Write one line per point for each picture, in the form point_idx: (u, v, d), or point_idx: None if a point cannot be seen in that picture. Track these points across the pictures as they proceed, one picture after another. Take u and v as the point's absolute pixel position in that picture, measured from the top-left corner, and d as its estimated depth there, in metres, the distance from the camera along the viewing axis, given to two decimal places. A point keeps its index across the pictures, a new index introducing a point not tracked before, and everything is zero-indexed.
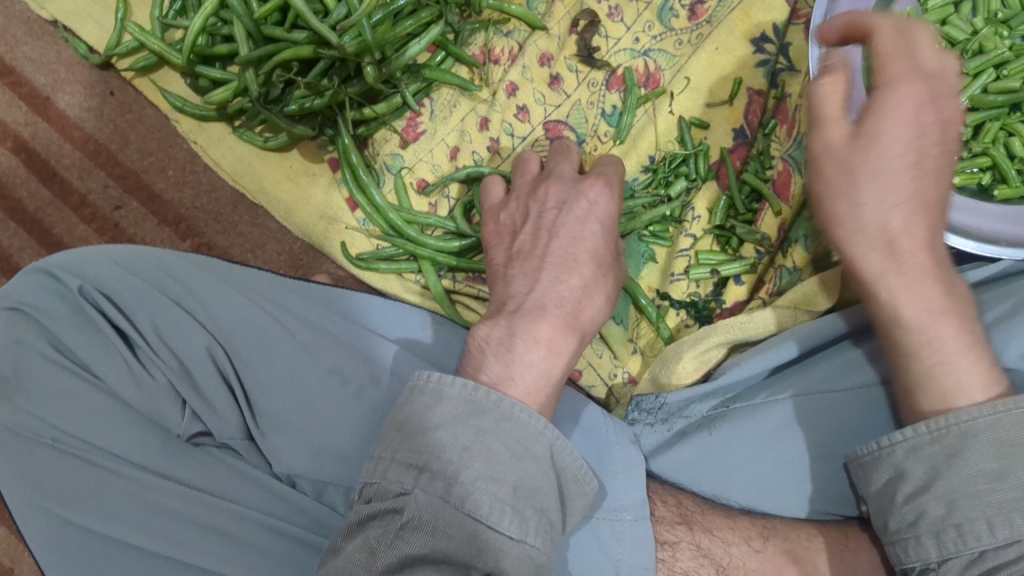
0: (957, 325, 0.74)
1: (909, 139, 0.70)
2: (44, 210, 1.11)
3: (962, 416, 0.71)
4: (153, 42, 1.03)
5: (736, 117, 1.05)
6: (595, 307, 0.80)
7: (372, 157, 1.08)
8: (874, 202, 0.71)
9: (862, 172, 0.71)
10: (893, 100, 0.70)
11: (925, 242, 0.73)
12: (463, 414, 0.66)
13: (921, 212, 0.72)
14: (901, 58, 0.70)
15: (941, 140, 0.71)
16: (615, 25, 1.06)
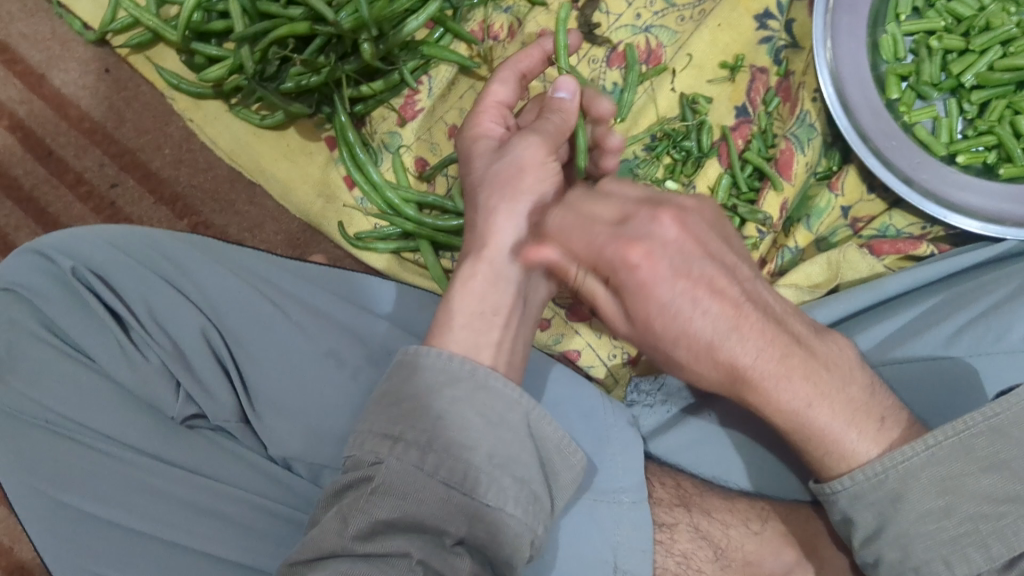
0: (830, 407, 0.68)
1: (685, 282, 0.61)
2: (40, 188, 1.10)
3: (898, 456, 0.68)
4: (147, 17, 1.02)
5: (739, 94, 1.04)
6: (508, 219, 0.70)
7: (370, 136, 1.07)
8: (693, 341, 0.63)
9: (650, 336, 0.65)
10: (626, 275, 0.61)
11: (767, 347, 0.65)
12: (439, 382, 0.66)
13: (730, 322, 0.63)
14: (595, 249, 0.62)
15: (688, 244, 0.62)
16: (616, 1, 1.05)
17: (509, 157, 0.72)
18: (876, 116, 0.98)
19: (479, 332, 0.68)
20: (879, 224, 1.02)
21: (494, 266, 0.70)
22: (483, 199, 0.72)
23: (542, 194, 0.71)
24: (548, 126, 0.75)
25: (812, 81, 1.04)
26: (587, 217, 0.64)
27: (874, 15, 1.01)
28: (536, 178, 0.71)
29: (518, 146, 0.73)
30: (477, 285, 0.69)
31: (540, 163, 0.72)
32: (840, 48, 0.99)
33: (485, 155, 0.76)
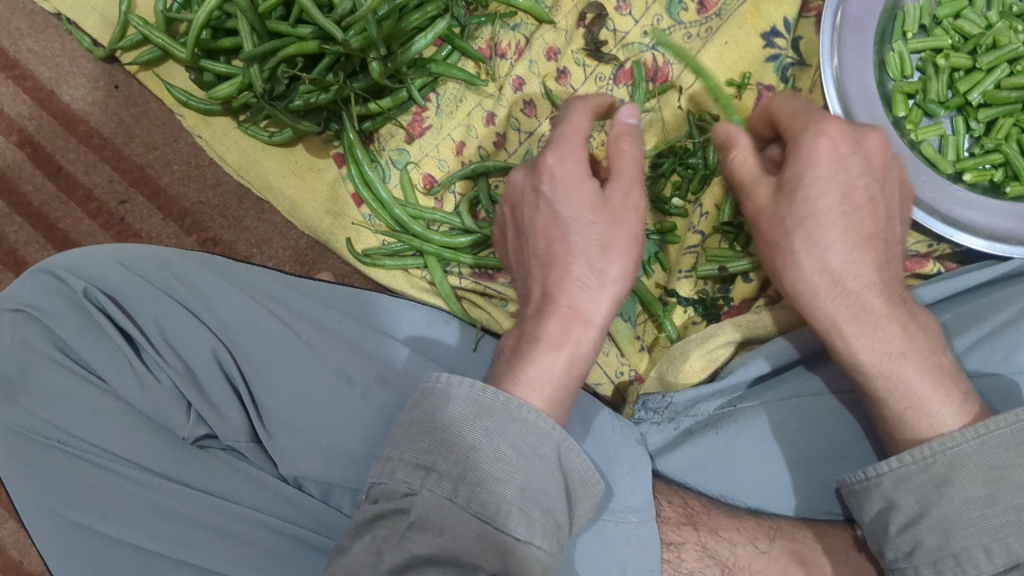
0: (921, 364, 0.74)
1: (835, 176, 0.71)
2: (50, 204, 1.11)
3: (948, 442, 0.69)
4: (156, 35, 1.03)
5: (745, 110, 1.05)
6: (610, 280, 0.71)
7: (378, 152, 1.08)
8: (820, 246, 0.72)
9: (791, 226, 0.73)
10: (807, 147, 0.72)
11: (875, 278, 0.73)
12: (472, 414, 0.66)
13: (862, 246, 0.72)
14: (799, 121, 0.75)
15: (863, 170, 0.73)
16: (623, 19, 1.05)
17: (607, 204, 0.72)
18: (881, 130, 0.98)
19: (569, 388, 0.71)
20: None
21: (595, 325, 0.72)
22: (578, 258, 0.71)
23: (635, 247, 0.73)
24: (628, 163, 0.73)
25: (819, 97, 1.05)
26: (792, 109, 0.77)
27: (880, 33, 1.02)
28: (631, 229, 0.72)
29: (610, 190, 0.73)
30: (582, 347, 0.71)
31: (630, 208, 0.73)
32: (847, 64, 0.99)
33: (584, 209, 0.72)
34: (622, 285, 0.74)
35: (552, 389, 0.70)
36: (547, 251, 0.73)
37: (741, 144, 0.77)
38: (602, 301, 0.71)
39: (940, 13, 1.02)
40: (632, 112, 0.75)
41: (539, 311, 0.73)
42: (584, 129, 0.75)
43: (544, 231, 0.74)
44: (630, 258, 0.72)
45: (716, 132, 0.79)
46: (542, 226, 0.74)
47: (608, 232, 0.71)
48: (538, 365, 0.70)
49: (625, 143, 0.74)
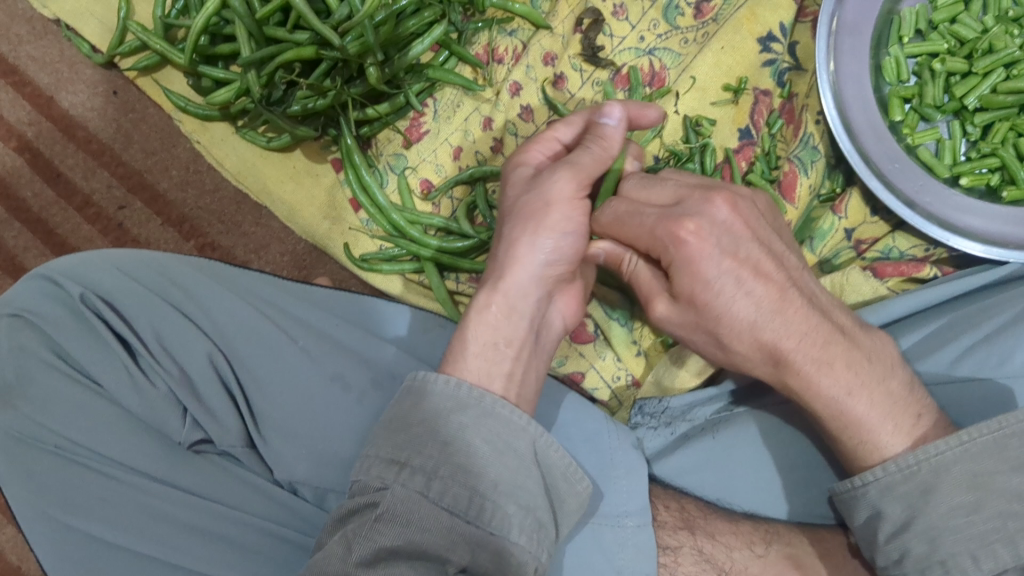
0: (868, 397, 0.74)
1: (718, 269, 0.71)
2: (49, 210, 1.11)
3: (932, 449, 0.69)
4: (155, 41, 1.04)
5: (742, 116, 1.05)
6: (527, 254, 0.74)
7: (376, 157, 1.08)
8: (735, 336, 0.73)
9: (710, 326, 0.74)
10: (678, 258, 0.71)
11: (807, 335, 0.72)
12: (448, 407, 0.67)
13: (778, 321, 0.72)
14: (653, 234, 0.73)
15: (746, 240, 0.72)
16: (619, 24, 1.06)
17: (541, 189, 0.75)
18: (876, 131, 0.98)
19: (491, 361, 0.73)
20: (882, 246, 1.02)
21: (509, 297, 0.74)
22: (509, 229, 0.76)
23: (563, 231, 0.74)
24: (586, 159, 0.75)
25: (815, 103, 1.05)
26: (631, 219, 0.75)
27: (878, 38, 1.03)
28: (561, 216, 0.74)
29: (551, 181, 0.74)
30: (493, 317, 0.74)
31: (567, 199, 0.74)
32: (842, 68, 0.99)
33: (518, 187, 0.78)
34: (550, 271, 0.75)
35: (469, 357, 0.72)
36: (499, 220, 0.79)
37: (618, 255, 0.80)
38: (523, 273, 0.74)
39: (935, 18, 1.03)
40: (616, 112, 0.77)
41: (484, 279, 0.78)
42: (557, 134, 0.81)
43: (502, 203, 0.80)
44: (547, 233, 0.74)
45: (596, 252, 0.82)
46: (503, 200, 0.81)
47: (529, 203, 0.75)
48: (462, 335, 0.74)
49: (590, 141, 0.76)
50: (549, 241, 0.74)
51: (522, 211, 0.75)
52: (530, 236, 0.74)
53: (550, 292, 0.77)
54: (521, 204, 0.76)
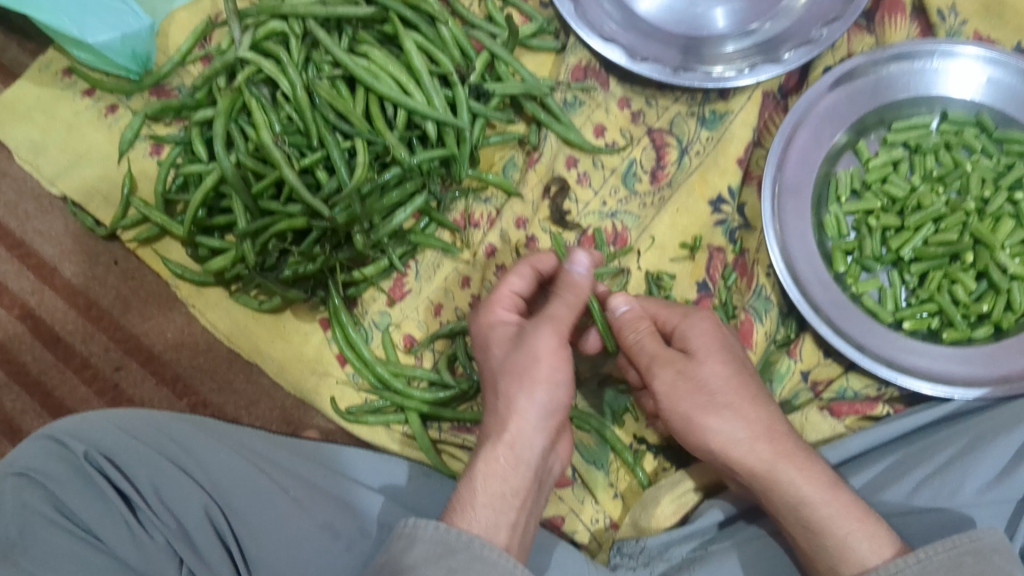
0: (841, 497, 0.84)
1: (722, 347, 0.87)
2: (47, 372, 1.17)
3: (892, 566, 0.75)
4: (156, 215, 1.12)
5: (699, 270, 1.14)
6: (529, 408, 0.80)
7: (361, 316, 1.14)
8: (719, 418, 0.84)
9: (713, 385, 0.85)
10: (695, 327, 0.89)
11: (773, 427, 0.85)
12: (436, 552, 0.71)
13: (751, 411, 0.85)
14: (676, 310, 0.92)
15: (745, 359, 0.89)
16: (583, 191, 1.17)
17: (527, 347, 0.81)
18: (820, 280, 1.09)
19: (499, 511, 0.77)
20: (837, 386, 1.10)
21: (513, 449, 0.80)
22: (503, 385, 0.81)
23: (556, 383, 0.81)
24: (560, 310, 0.83)
25: (765, 257, 1.14)
26: (662, 304, 0.93)
27: (817, 199, 1.15)
28: (551, 368, 0.80)
29: (534, 338, 0.81)
30: (500, 467, 0.79)
31: (553, 352, 0.81)
32: (785, 225, 1.10)
33: (503, 344, 0.85)
34: (547, 421, 0.81)
35: (476, 503, 0.77)
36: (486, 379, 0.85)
37: (638, 316, 0.90)
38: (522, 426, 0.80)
39: (868, 178, 1.13)
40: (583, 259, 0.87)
41: (483, 436, 0.83)
42: (520, 287, 0.91)
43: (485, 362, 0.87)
44: (546, 386, 0.80)
45: (615, 305, 0.91)
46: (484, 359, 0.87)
47: (519, 359, 0.81)
48: (469, 488, 0.78)
49: (565, 290, 0.85)
50: (545, 394, 0.80)
51: (512, 363, 0.81)
52: (529, 391, 0.80)
53: (549, 439, 0.83)
54: (509, 359, 0.82)
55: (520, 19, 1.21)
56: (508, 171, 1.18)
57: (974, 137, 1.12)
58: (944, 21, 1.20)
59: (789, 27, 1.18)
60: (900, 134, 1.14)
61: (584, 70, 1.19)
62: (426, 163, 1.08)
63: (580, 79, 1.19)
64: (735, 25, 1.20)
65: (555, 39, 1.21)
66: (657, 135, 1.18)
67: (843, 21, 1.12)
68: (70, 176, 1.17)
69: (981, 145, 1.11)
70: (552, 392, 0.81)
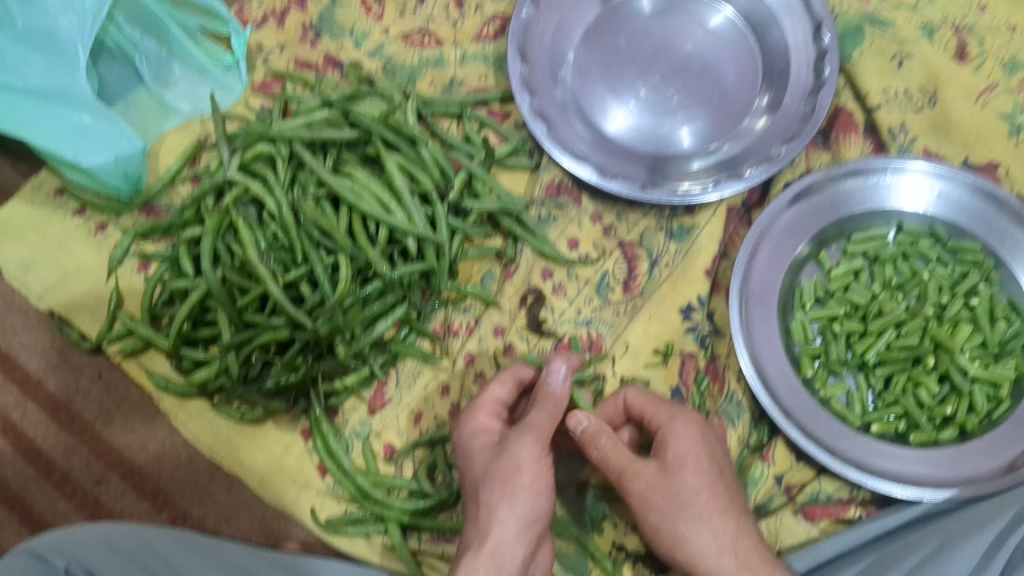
0: None
1: (703, 457, 0.90)
2: (27, 487, 1.18)
3: None
4: (141, 328, 1.14)
5: (672, 377, 1.17)
6: (511, 516, 0.82)
7: (342, 426, 1.16)
8: (690, 529, 0.87)
9: (684, 495, 0.88)
10: (680, 434, 0.91)
11: (741, 540, 0.88)
12: None
13: (721, 522, 0.88)
14: (662, 412, 0.95)
15: (724, 460, 0.92)
16: (559, 300, 1.20)
17: (509, 456, 0.84)
18: (789, 384, 1.13)
19: None
20: (810, 490, 1.12)
21: (494, 557, 0.81)
22: (484, 493, 0.83)
23: (537, 492, 0.83)
24: (541, 418, 0.87)
25: (735, 363, 1.18)
26: (651, 403, 0.96)
27: (784, 307, 1.19)
28: (532, 477, 0.83)
29: (516, 447, 0.84)
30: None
31: (535, 460, 0.84)
32: (752, 331, 1.15)
33: (483, 453, 0.87)
34: (529, 532, 0.83)
35: None
36: (466, 488, 0.87)
37: (600, 429, 0.90)
38: (504, 533, 0.81)
39: (831, 286, 1.18)
40: (558, 370, 0.92)
41: (463, 545, 0.84)
42: (498, 398, 0.95)
43: (465, 472, 0.89)
44: (529, 493, 0.83)
45: (577, 423, 0.91)
46: (464, 469, 0.89)
47: (500, 468, 0.84)
48: None
49: (542, 399, 0.89)
50: (528, 500, 0.83)
51: (494, 472, 0.84)
52: (511, 499, 0.82)
53: (530, 552, 0.84)
54: (490, 467, 0.85)
55: (496, 140, 1.28)
56: (486, 282, 1.22)
57: (928, 247, 1.18)
58: (895, 139, 1.27)
59: (747, 144, 1.27)
60: (860, 245, 1.19)
61: (558, 187, 1.25)
62: (406, 275, 1.12)
63: (554, 196, 1.25)
64: (699, 143, 1.27)
65: (530, 158, 1.28)
66: (628, 249, 1.23)
67: (800, 139, 1.20)
68: (58, 292, 1.20)
69: (936, 254, 1.17)
70: (533, 498, 0.83)
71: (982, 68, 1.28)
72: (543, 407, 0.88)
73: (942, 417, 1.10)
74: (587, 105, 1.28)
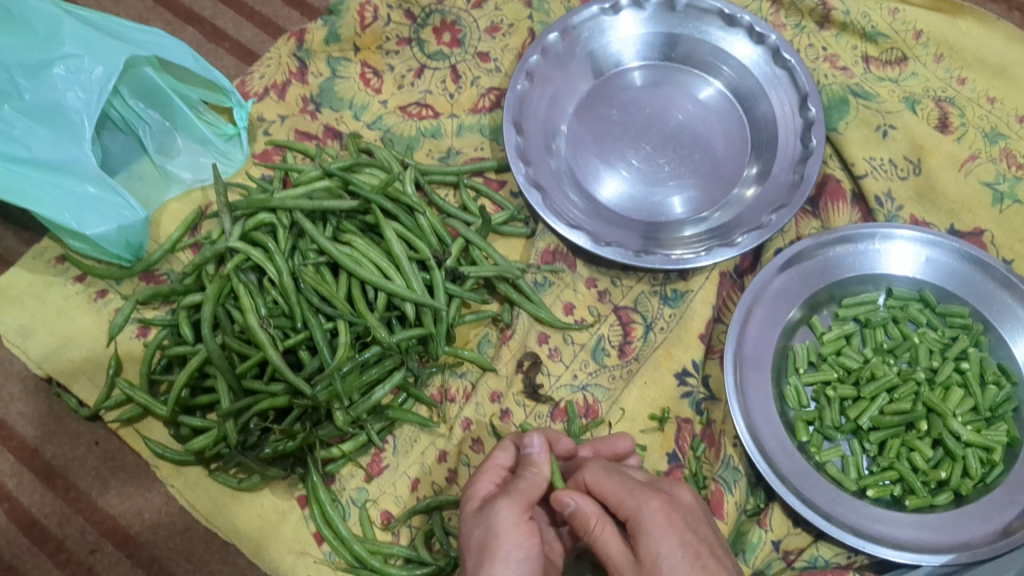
0: None
1: (677, 547, 0.79)
2: (19, 557, 1.15)
3: None
4: (139, 394, 1.14)
5: (669, 441, 1.18)
6: None
7: (339, 492, 1.15)
8: None
9: None
10: (650, 524, 0.81)
11: None
12: None
13: None
14: (628, 495, 0.84)
15: (701, 543, 0.82)
16: (555, 364, 1.22)
17: (489, 523, 0.84)
18: (784, 447, 1.14)
19: None
20: (808, 554, 1.11)
21: None
22: (471, 562, 0.83)
23: (517, 559, 0.82)
24: (522, 486, 0.87)
25: (730, 428, 1.20)
26: (615, 484, 0.86)
27: (777, 371, 1.21)
28: (511, 543, 0.82)
29: (495, 514, 0.84)
30: None
31: (513, 527, 0.83)
32: (747, 395, 1.16)
33: (473, 523, 0.88)
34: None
35: None
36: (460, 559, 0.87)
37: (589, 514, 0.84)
38: None
39: (824, 350, 1.20)
40: (537, 440, 0.92)
41: None
42: (497, 470, 0.96)
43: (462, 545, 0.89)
44: (508, 559, 0.81)
45: (564, 504, 0.85)
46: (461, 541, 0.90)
47: (483, 537, 0.84)
48: None
49: (526, 468, 0.90)
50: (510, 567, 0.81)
51: (478, 541, 0.84)
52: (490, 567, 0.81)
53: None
54: (476, 536, 0.85)
55: (492, 208, 1.31)
56: (483, 347, 1.24)
57: (917, 311, 1.20)
58: (882, 206, 1.30)
59: (738, 213, 1.28)
60: (850, 309, 1.22)
61: (552, 253, 1.28)
62: (404, 341, 1.12)
63: (549, 262, 1.28)
64: (691, 211, 1.30)
65: (526, 226, 1.31)
66: (623, 312, 1.26)
67: (790, 208, 1.21)
68: (58, 358, 1.20)
69: (926, 318, 1.20)
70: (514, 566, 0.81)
71: (965, 137, 1.33)
72: (524, 478, 0.89)
73: (937, 481, 1.11)
74: (581, 174, 1.31)
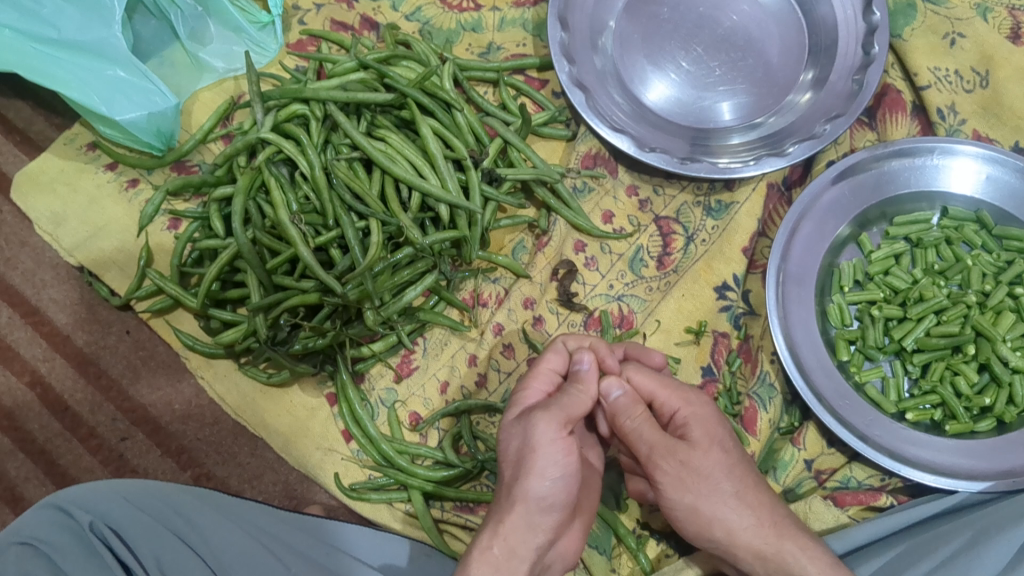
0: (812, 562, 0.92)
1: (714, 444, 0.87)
2: (53, 441, 1.17)
3: None
4: (170, 286, 1.13)
5: (703, 355, 1.16)
6: (530, 499, 0.80)
7: (368, 392, 1.15)
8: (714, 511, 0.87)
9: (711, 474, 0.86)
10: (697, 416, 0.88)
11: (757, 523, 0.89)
12: None
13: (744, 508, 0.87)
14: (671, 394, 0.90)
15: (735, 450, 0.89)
16: (591, 273, 1.19)
17: (528, 437, 0.81)
18: (824, 366, 1.11)
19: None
20: (841, 475, 1.09)
21: (507, 543, 0.79)
22: (507, 474, 0.83)
23: (553, 477, 0.80)
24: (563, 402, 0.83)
25: (768, 344, 1.16)
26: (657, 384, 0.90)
27: (819, 288, 1.17)
28: (547, 459, 0.80)
29: (533, 427, 0.81)
30: (492, 557, 0.79)
31: (551, 442, 0.80)
32: (789, 313, 1.12)
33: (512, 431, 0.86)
34: (544, 517, 0.80)
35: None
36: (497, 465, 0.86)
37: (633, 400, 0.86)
38: (521, 514, 0.79)
39: (871, 270, 1.15)
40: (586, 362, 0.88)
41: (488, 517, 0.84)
42: (548, 370, 0.91)
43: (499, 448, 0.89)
44: (547, 476, 0.80)
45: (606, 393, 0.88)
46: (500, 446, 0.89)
47: (519, 451, 0.82)
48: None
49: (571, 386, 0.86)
50: (546, 482, 0.80)
51: (516, 454, 0.82)
52: (524, 483, 0.80)
53: (548, 538, 0.81)
54: (513, 449, 0.84)
55: (533, 108, 1.26)
56: (518, 253, 1.21)
57: (973, 233, 1.14)
58: (943, 120, 1.24)
59: (791, 121, 1.24)
60: (902, 227, 1.16)
61: (593, 158, 1.23)
62: (437, 244, 1.09)
63: (589, 167, 1.23)
64: (741, 119, 1.25)
65: (567, 128, 1.26)
66: (663, 223, 1.21)
67: (845, 118, 1.16)
68: (89, 247, 1.19)
69: (982, 240, 1.14)
70: (551, 483, 0.80)
71: None
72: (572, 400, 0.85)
73: (979, 407, 1.07)
74: (627, 76, 1.25)
